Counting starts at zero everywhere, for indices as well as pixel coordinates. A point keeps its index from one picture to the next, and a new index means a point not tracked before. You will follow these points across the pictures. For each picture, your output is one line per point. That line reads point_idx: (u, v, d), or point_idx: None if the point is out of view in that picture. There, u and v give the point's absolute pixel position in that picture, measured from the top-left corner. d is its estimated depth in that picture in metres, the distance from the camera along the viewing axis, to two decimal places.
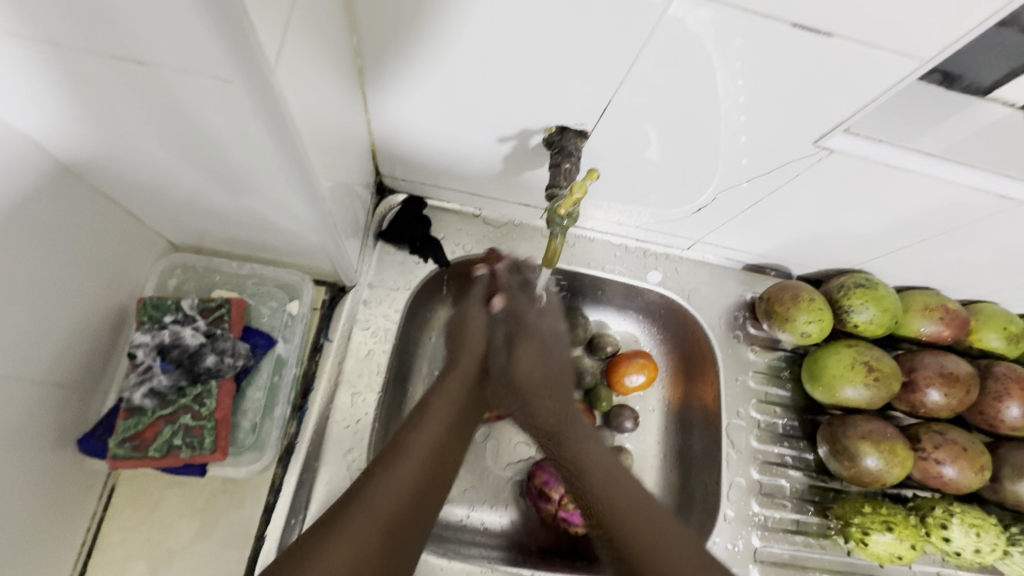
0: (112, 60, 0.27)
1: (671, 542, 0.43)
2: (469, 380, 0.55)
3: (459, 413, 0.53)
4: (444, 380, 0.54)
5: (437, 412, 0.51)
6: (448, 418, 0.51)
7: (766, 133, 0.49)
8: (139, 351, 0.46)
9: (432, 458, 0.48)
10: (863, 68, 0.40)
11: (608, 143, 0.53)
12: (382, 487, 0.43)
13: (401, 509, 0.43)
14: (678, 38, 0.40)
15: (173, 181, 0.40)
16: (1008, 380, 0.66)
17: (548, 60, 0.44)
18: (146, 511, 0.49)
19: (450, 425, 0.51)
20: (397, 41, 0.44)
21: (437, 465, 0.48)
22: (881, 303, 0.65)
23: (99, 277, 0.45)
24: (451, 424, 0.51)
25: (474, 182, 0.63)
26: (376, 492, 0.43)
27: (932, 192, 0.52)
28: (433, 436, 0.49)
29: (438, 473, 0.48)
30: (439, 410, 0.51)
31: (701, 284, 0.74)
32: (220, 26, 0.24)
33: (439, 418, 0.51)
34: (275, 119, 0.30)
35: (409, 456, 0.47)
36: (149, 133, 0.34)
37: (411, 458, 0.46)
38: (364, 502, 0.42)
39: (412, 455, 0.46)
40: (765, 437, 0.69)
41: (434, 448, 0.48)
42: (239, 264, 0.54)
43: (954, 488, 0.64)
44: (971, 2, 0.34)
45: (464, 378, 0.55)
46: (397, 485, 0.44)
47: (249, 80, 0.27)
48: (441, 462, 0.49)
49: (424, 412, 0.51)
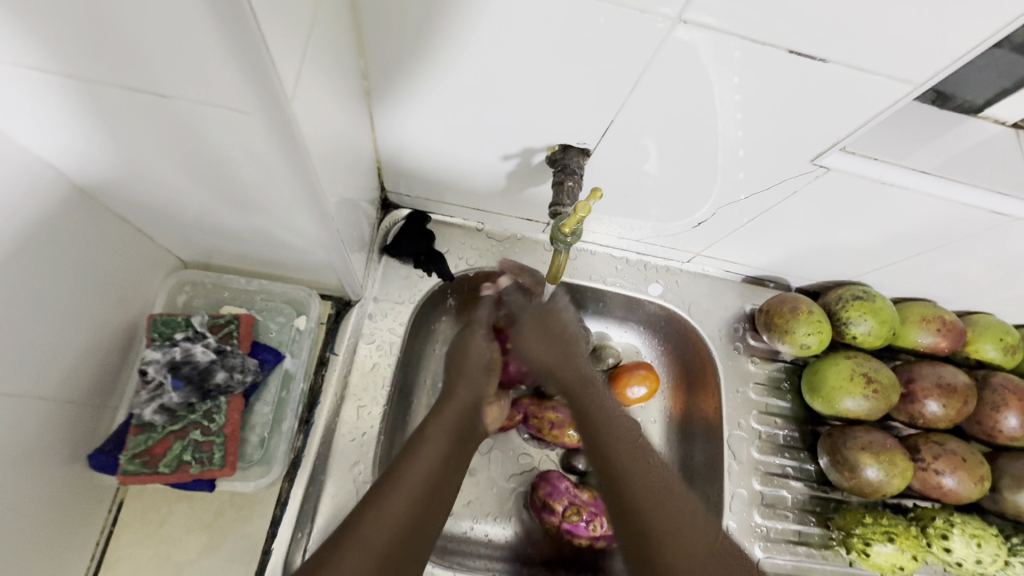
0: (132, 90, 0.28)
1: (682, 528, 0.46)
2: (468, 407, 0.56)
3: (454, 443, 0.53)
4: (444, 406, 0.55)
5: (433, 444, 0.51)
6: (444, 448, 0.51)
7: (762, 149, 0.50)
8: (151, 368, 0.47)
9: (425, 491, 0.48)
10: (859, 90, 0.41)
11: (610, 160, 0.54)
12: (380, 512, 0.44)
13: (391, 544, 0.43)
14: (677, 59, 0.41)
15: (185, 201, 0.41)
16: (1006, 390, 0.66)
17: (551, 82, 0.45)
18: (153, 526, 0.50)
19: (444, 459, 0.51)
20: (404, 63, 0.45)
21: (434, 487, 0.49)
22: (879, 315, 0.66)
23: (109, 294, 0.45)
24: (448, 455, 0.51)
25: (477, 197, 0.64)
26: (372, 519, 0.43)
27: (927, 208, 0.53)
28: (427, 468, 0.49)
29: (432, 504, 0.48)
30: (434, 441, 0.51)
31: (702, 296, 0.75)
32: (241, 60, 0.25)
33: (433, 451, 0.50)
34: (289, 145, 0.31)
35: (402, 487, 0.47)
36: (164, 157, 0.35)
37: (404, 490, 0.46)
38: (355, 537, 0.42)
39: (405, 489, 0.46)
40: (766, 448, 0.69)
41: (429, 479, 0.48)
42: (247, 279, 0.55)
43: (954, 498, 0.64)
44: (961, 29, 0.35)
45: (462, 405, 0.56)
46: (388, 520, 0.44)
47: (265, 108, 0.28)
48: (435, 494, 0.48)
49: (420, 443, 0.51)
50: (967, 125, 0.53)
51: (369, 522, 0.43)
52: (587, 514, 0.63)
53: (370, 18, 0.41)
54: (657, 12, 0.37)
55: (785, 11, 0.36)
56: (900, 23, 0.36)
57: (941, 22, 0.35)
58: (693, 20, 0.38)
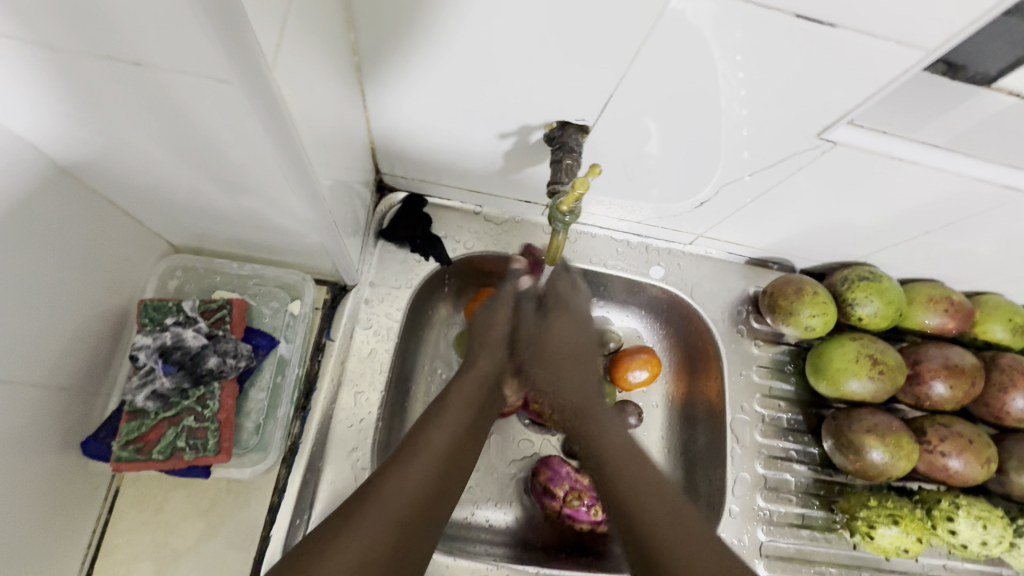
0: (107, 59, 0.27)
1: (677, 525, 0.45)
2: (489, 377, 0.58)
3: (475, 410, 0.54)
4: (466, 375, 0.57)
5: (454, 410, 0.52)
6: (465, 416, 0.52)
7: (768, 126, 0.48)
8: (141, 353, 0.46)
9: (447, 455, 0.48)
10: (868, 58, 0.40)
11: (610, 138, 0.53)
12: (394, 484, 0.43)
13: (415, 506, 0.43)
14: (679, 29, 0.40)
15: (170, 181, 0.40)
16: (1014, 371, 0.65)
17: (547, 55, 0.43)
18: (151, 512, 0.49)
19: (467, 422, 0.52)
20: (395, 37, 0.43)
21: (453, 458, 0.48)
22: (886, 295, 0.64)
23: (98, 280, 0.44)
24: (469, 421, 0.52)
25: (474, 179, 0.62)
26: (389, 489, 0.43)
27: (938, 184, 0.52)
28: (449, 433, 0.49)
29: (456, 466, 0.48)
30: (456, 407, 0.52)
31: (704, 279, 0.73)
32: (218, 26, 0.24)
33: (456, 415, 0.52)
34: (273, 119, 0.30)
35: (423, 455, 0.47)
36: (145, 134, 0.34)
37: (427, 453, 0.47)
38: (380, 495, 0.42)
39: (427, 451, 0.47)
40: (769, 431, 0.69)
41: (451, 443, 0.49)
42: (240, 264, 0.54)
43: (960, 480, 0.63)
44: None
45: (483, 374, 0.57)
46: (411, 481, 0.44)
47: (247, 78, 0.27)
48: (457, 460, 0.49)
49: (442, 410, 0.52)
50: None
51: (385, 488, 0.43)
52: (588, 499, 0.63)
53: None
54: None
55: None
56: None
57: None
58: None
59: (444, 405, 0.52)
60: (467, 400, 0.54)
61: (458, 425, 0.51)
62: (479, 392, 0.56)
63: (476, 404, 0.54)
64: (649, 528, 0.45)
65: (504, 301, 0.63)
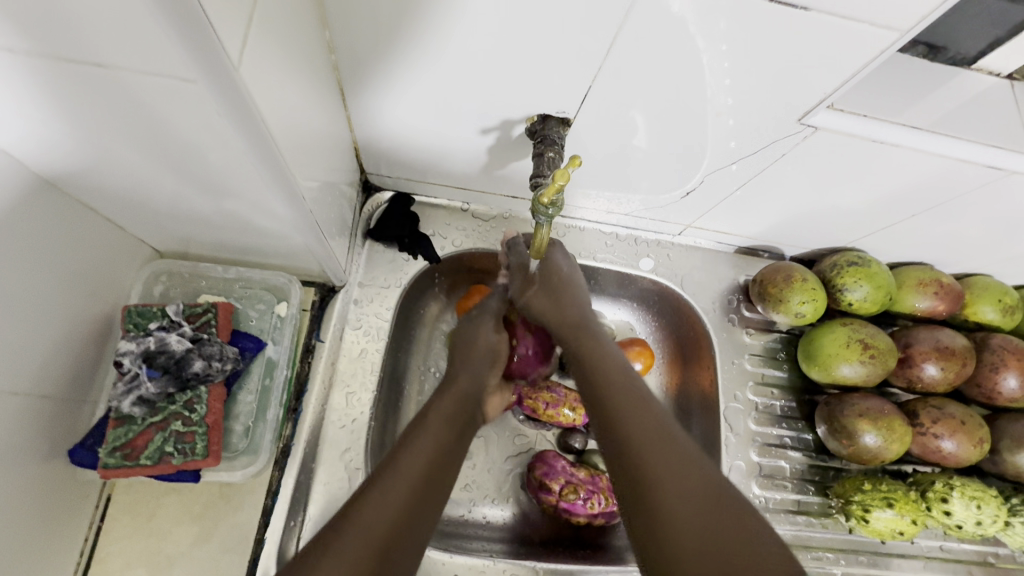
0: (72, 63, 0.27)
1: (688, 511, 0.39)
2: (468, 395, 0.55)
3: (455, 432, 0.51)
4: (442, 396, 0.54)
5: (433, 432, 0.50)
6: (443, 437, 0.50)
7: (754, 116, 0.48)
8: (126, 359, 0.46)
9: (426, 472, 0.46)
10: (844, 41, 0.40)
11: (593, 131, 0.53)
12: (376, 506, 0.42)
13: (392, 529, 0.41)
14: (656, 17, 0.39)
15: (147, 186, 0.40)
16: (1005, 351, 0.65)
17: (524, 47, 0.43)
18: (144, 519, 0.49)
19: (446, 443, 0.50)
20: (371, 35, 0.43)
21: (431, 479, 0.46)
22: (875, 280, 0.64)
23: (81, 286, 0.44)
24: (447, 439, 0.50)
25: (460, 176, 0.62)
26: (369, 510, 0.41)
27: (921, 166, 0.52)
28: (426, 453, 0.47)
29: (435, 486, 0.46)
30: (434, 428, 0.50)
31: (694, 269, 0.74)
32: (177, 24, 0.23)
33: (434, 435, 0.49)
34: (243, 117, 0.29)
35: (401, 477, 0.45)
36: (118, 139, 0.33)
37: (408, 474, 0.45)
38: (358, 519, 0.41)
39: (404, 471, 0.45)
40: (763, 419, 0.69)
41: (427, 465, 0.47)
42: (225, 268, 0.54)
43: (954, 462, 0.64)
44: None
45: (462, 395, 0.55)
46: (391, 502, 0.42)
47: (213, 76, 0.26)
48: (433, 485, 0.46)
49: (417, 432, 0.50)
50: (959, 78, 0.51)
51: (366, 511, 0.41)
52: (585, 492, 0.62)
53: None
54: None
55: None
56: None
57: None
58: None
59: (423, 427, 0.50)
60: (448, 423, 0.52)
61: (437, 447, 0.49)
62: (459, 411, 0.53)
63: (457, 425, 0.52)
64: (657, 500, 0.40)
65: (488, 315, 0.61)
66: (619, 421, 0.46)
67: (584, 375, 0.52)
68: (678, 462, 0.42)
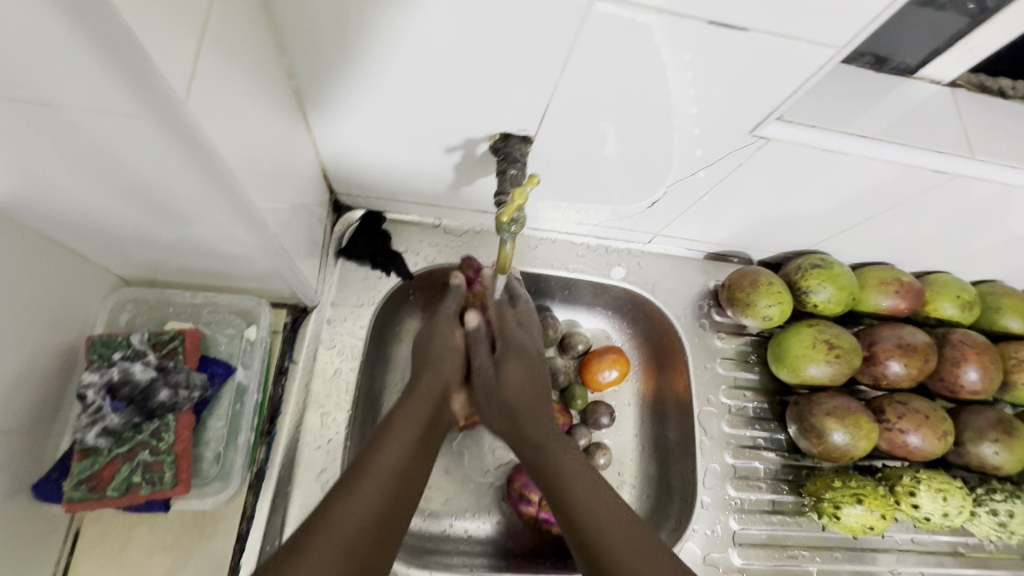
0: (19, 103, 0.27)
1: (626, 535, 0.46)
2: (436, 395, 0.55)
3: (426, 427, 0.52)
4: (412, 393, 0.54)
5: (403, 428, 0.50)
6: (415, 433, 0.51)
7: (718, 124, 0.50)
8: (89, 391, 0.46)
9: (399, 473, 0.47)
10: (785, 57, 0.42)
11: (554, 146, 0.54)
12: (345, 507, 0.43)
13: (363, 531, 0.43)
14: (606, 37, 0.41)
15: (107, 217, 0.40)
16: (964, 346, 0.68)
17: (481, 69, 0.44)
18: (115, 551, 0.48)
19: (417, 439, 0.51)
20: (330, 61, 0.44)
21: (404, 477, 0.48)
22: (838, 281, 0.66)
23: (43, 318, 0.44)
24: (418, 438, 0.51)
25: (429, 193, 0.63)
26: (337, 512, 0.43)
27: (871, 171, 0.54)
28: (399, 451, 0.49)
29: (408, 482, 0.48)
30: (404, 424, 0.51)
31: (665, 276, 0.75)
32: (122, 65, 0.24)
33: (405, 432, 0.50)
34: (196, 149, 0.30)
35: (372, 474, 0.46)
36: (74, 174, 0.34)
37: (376, 476, 0.46)
38: (329, 520, 0.42)
39: (378, 471, 0.46)
40: (736, 422, 0.70)
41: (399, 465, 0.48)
42: (193, 293, 0.54)
43: (921, 455, 0.65)
44: None
45: (428, 395, 0.54)
46: (359, 506, 0.44)
47: (162, 113, 0.27)
48: (409, 481, 0.48)
49: (387, 428, 0.50)
50: (902, 87, 0.54)
51: (336, 511, 0.43)
52: None
53: (287, 17, 0.40)
54: None
55: None
56: None
57: None
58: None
59: (393, 423, 0.51)
60: (417, 417, 0.52)
61: (407, 443, 0.49)
62: (428, 409, 0.54)
63: (426, 421, 0.53)
64: (596, 531, 0.46)
65: (446, 315, 0.61)
66: (563, 477, 0.50)
67: (534, 416, 0.55)
68: (610, 515, 0.47)
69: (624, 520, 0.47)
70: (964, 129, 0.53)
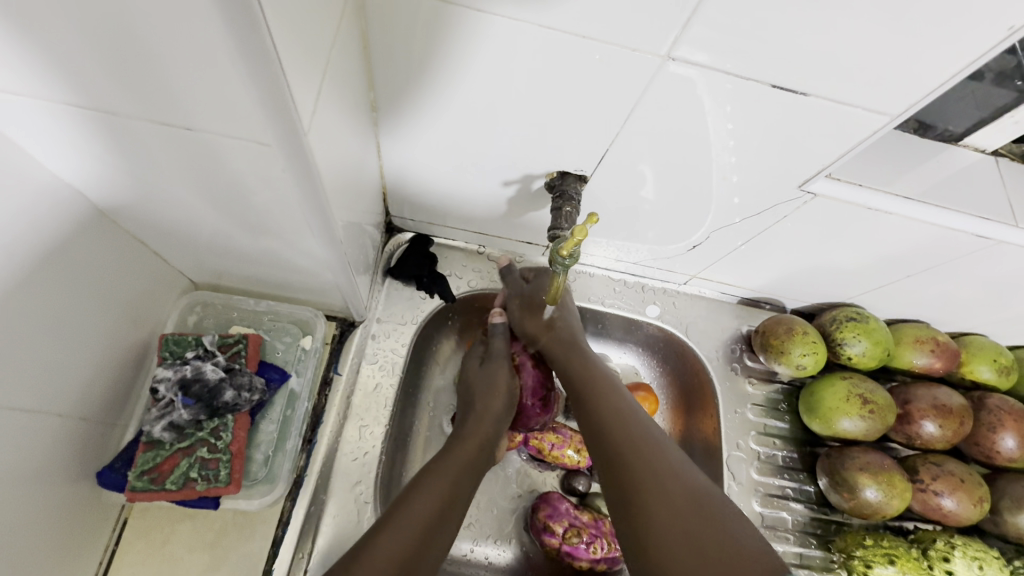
0: (165, 124, 0.31)
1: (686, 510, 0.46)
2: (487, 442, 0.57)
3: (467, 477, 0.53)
4: (459, 440, 0.56)
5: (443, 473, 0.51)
6: (453, 476, 0.52)
7: (762, 174, 0.52)
8: (162, 385, 0.48)
9: (443, 505, 0.49)
10: (840, 121, 0.44)
11: (606, 186, 0.57)
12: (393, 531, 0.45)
13: (415, 542, 0.45)
14: (670, 90, 0.44)
15: (200, 225, 0.43)
16: (1002, 411, 0.67)
17: (549, 111, 0.47)
18: (158, 544, 0.50)
19: (454, 488, 0.51)
20: (412, 95, 0.48)
21: (445, 512, 0.49)
22: (874, 336, 0.67)
23: (125, 315, 0.47)
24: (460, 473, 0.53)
25: (479, 221, 0.66)
26: (384, 537, 0.45)
27: (916, 232, 0.55)
28: (438, 494, 0.49)
29: (448, 517, 0.49)
30: (444, 471, 0.52)
31: (698, 317, 0.76)
32: (264, 99, 0.27)
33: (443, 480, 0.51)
34: (304, 173, 0.33)
35: (411, 509, 0.47)
36: (183, 183, 0.37)
37: (417, 509, 0.47)
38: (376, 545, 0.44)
39: (425, 501, 0.48)
40: (765, 469, 0.70)
41: (441, 502, 0.49)
42: (257, 300, 0.57)
43: (955, 520, 0.64)
44: (924, 71, 0.39)
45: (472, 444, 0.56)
46: (407, 524, 0.46)
47: (285, 141, 0.30)
48: (439, 521, 0.48)
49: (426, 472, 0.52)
50: (945, 152, 0.56)
51: (386, 534, 0.45)
52: (587, 536, 0.63)
53: (380, 56, 0.44)
54: (648, 51, 0.40)
55: (763, 51, 0.39)
56: (863, 63, 0.39)
57: (904, 62, 0.38)
58: (682, 57, 0.40)
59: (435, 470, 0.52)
60: (459, 462, 0.54)
61: (444, 492, 0.50)
62: (473, 458, 0.55)
63: (470, 469, 0.54)
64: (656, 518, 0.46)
65: (500, 356, 0.63)
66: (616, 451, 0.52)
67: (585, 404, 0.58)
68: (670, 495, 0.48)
69: (689, 496, 0.47)
70: (1008, 197, 0.54)
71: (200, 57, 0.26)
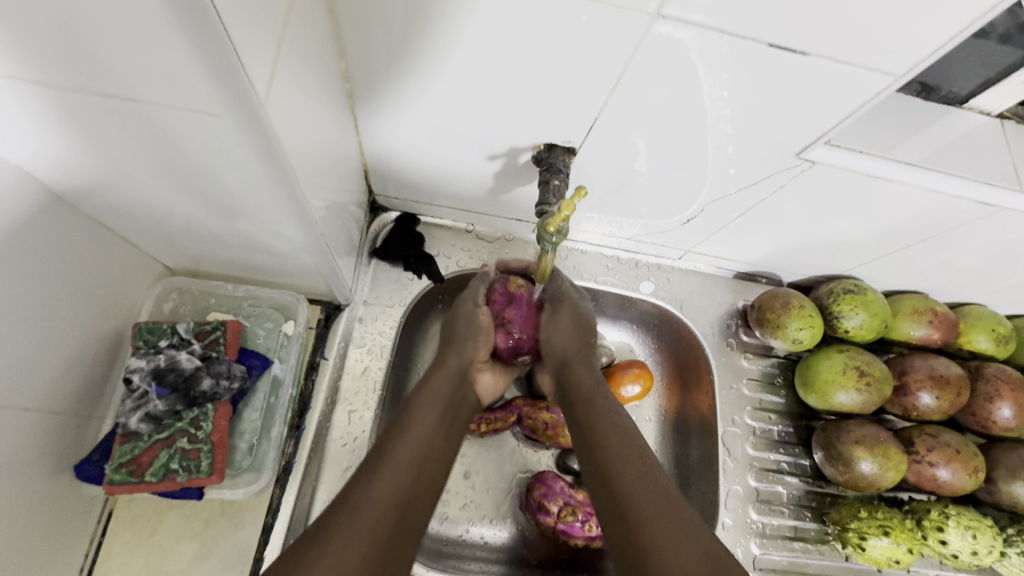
0: (109, 98, 0.29)
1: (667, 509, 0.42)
2: (456, 377, 0.55)
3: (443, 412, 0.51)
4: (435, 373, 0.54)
5: (421, 413, 0.50)
6: (432, 418, 0.50)
7: (756, 144, 0.49)
8: (135, 376, 0.47)
9: (418, 461, 0.46)
10: (838, 82, 0.42)
11: (596, 158, 0.54)
12: (365, 496, 0.42)
13: (390, 505, 0.42)
14: (659, 55, 0.41)
15: (166, 208, 0.41)
16: (999, 381, 0.66)
17: (532, 78, 0.45)
18: (144, 535, 0.49)
19: (432, 430, 0.49)
20: (387, 64, 0.45)
21: (423, 461, 0.47)
22: (871, 308, 0.65)
23: (94, 304, 0.45)
24: (436, 422, 0.50)
25: (465, 199, 0.63)
26: (356, 501, 0.41)
27: (917, 200, 0.53)
28: (417, 446, 0.47)
29: (421, 483, 0.46)
30: (422, 410, 0.50)
31: (693, 294, 0.75)
32: (210, 63, 0.25)
33: (421, 418, 0.49)
34: (266, 147, 0.31)
35: (392, 458, 0.45)
36: (141, 164, 0.35)
37: (395, 459, 0.45)
38: (348, 508, 0.41)
39: (398, 461, 0.45)
40: (760, 444, 0.69)
41: (418, 456, 0.47)
42: (235, 286, 0.55)
43: (950, 490, 0.64)
44: (927, 28, 0.36)
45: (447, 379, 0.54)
46: (380, 492, 0.42)
47: (239, 112, 0.28)
48: (424, 467, 0.47)
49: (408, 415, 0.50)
50: (949, 116, 0.53)
51: (359, 497, 0.42)
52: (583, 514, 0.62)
53: (349, 22, 0.41)
54: (634, 8, 0.37)
55: (758, 8, 0.36)
56: (862, 20, 0.36)
57: (906, 16, 0.36)
58: (671, 15, 0.37)
59: (413, 408, 0.50)
60: (434, 402, 0.51)
61: (426, 435, 0.48)
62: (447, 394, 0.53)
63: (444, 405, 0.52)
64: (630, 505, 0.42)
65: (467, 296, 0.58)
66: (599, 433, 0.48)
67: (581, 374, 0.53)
68: (657, 498, 0.42)
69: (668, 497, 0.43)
70: (1012, 162, 0.52)
71: (134, 19, 0.23)
